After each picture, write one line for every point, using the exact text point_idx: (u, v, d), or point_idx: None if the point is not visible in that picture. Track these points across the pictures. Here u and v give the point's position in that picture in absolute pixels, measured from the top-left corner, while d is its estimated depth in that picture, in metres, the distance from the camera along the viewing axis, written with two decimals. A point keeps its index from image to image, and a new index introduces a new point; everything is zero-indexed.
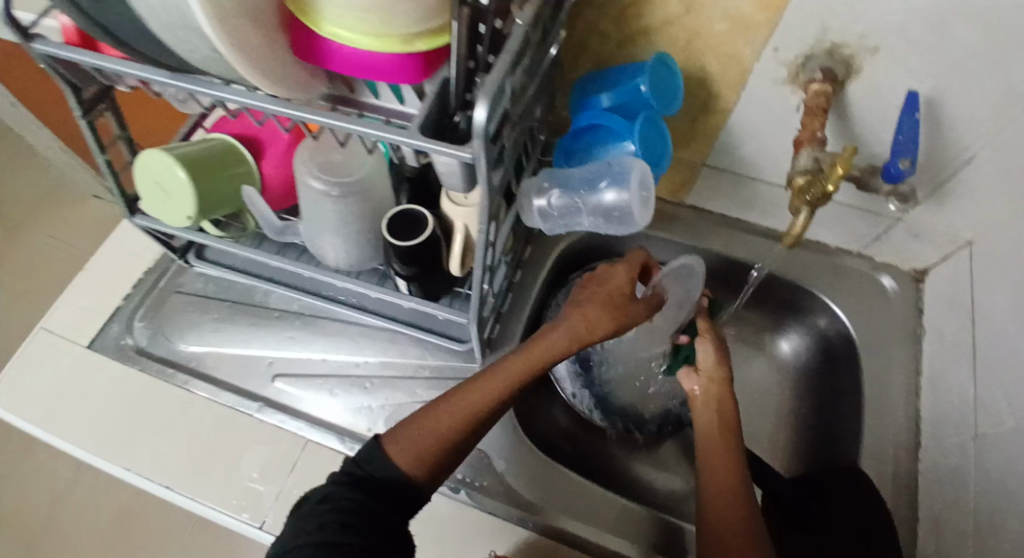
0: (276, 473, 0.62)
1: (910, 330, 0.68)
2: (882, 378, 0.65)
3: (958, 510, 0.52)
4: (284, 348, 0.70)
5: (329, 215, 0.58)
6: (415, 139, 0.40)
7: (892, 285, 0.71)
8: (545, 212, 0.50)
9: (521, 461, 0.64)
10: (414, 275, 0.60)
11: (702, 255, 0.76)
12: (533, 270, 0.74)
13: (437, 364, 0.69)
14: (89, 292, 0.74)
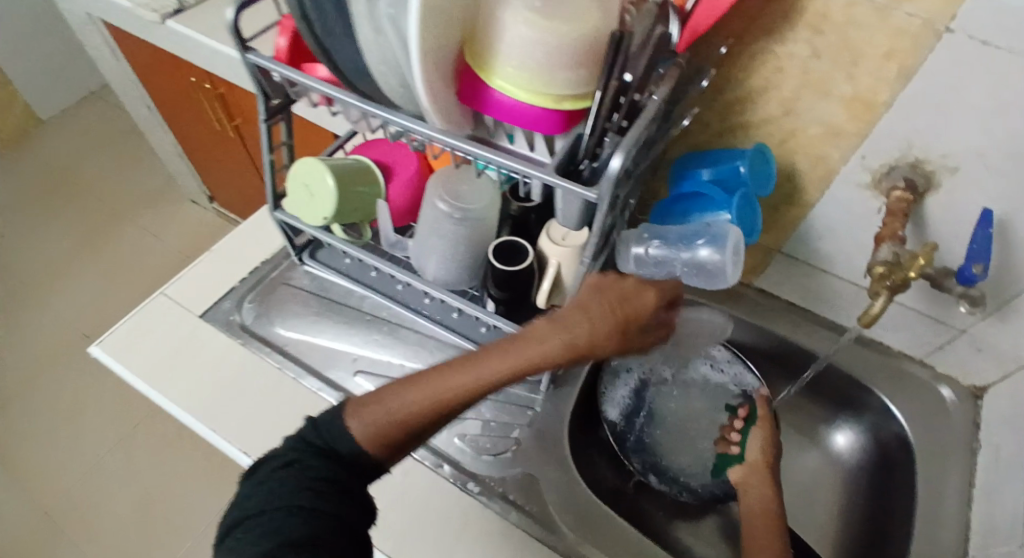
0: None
1: (965, 443, 0.70)
2: (937, 483, 0.67)
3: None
4: (368, 349, 0.77)
5: (446, 235, 0.66)
6: (551, 176, 0.48)
7: (951, 397, 0.74)
8: (640, 260, 0.57)
9: (569, 493, 0.68)
10: (506, 299, 0.67)
11: (766, 335, 0.82)
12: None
13: (503, 389, 0.75)
14: (212, 270, 0.84)
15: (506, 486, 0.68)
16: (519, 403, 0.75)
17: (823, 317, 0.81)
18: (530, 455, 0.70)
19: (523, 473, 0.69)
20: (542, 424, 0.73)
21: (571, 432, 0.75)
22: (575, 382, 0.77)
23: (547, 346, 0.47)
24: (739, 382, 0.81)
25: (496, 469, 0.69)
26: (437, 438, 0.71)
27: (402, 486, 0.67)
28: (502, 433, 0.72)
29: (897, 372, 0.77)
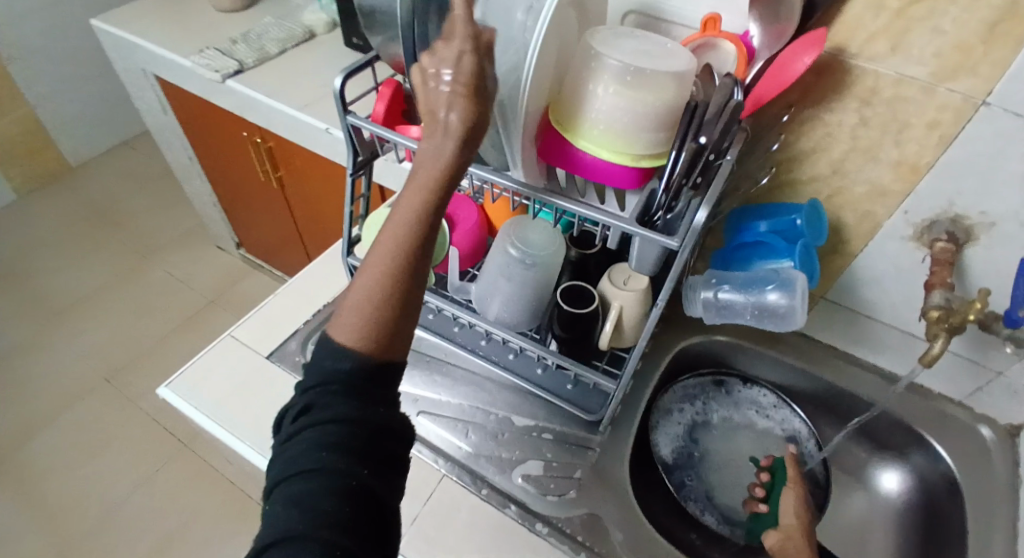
0: (414, 499, 0.71)
1: (1008, 482, 0.72)
2: (986, 523, 0.70)
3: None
4: (429, 390, 0.81)
5: (515, 278, 0.70)
6: (632, 225, 0.54)
7: (991, 436, 0.77)
8: (709, 303, 0.63)
9: (632, 532, 0.70)
10: (570, 340, 0.71)
11: (809, 379, 0.86)
12: (655, 365, 0.85)
13: (562, 429, 0.78)
14: (278, 311, 0.88)
15: (571, 526, 0.70)
16: (577, 443, 0.77)
17: (864, 361, 0.85)
18: (593, 494, 0.73)
19: (588, 513, 0.71)
20: (602, 465, 0.76)
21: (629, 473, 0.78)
22: (633, 422, 0.80)
23: (444, 139, 0.45)
24: (787, 427, 0.86)
25: (562, 508, 0.71)
26: (501, 477, 0.73)
27: (469, 524, 0.69)
28: (565, 474, 0.74)
29: (939, 415, 0.80)
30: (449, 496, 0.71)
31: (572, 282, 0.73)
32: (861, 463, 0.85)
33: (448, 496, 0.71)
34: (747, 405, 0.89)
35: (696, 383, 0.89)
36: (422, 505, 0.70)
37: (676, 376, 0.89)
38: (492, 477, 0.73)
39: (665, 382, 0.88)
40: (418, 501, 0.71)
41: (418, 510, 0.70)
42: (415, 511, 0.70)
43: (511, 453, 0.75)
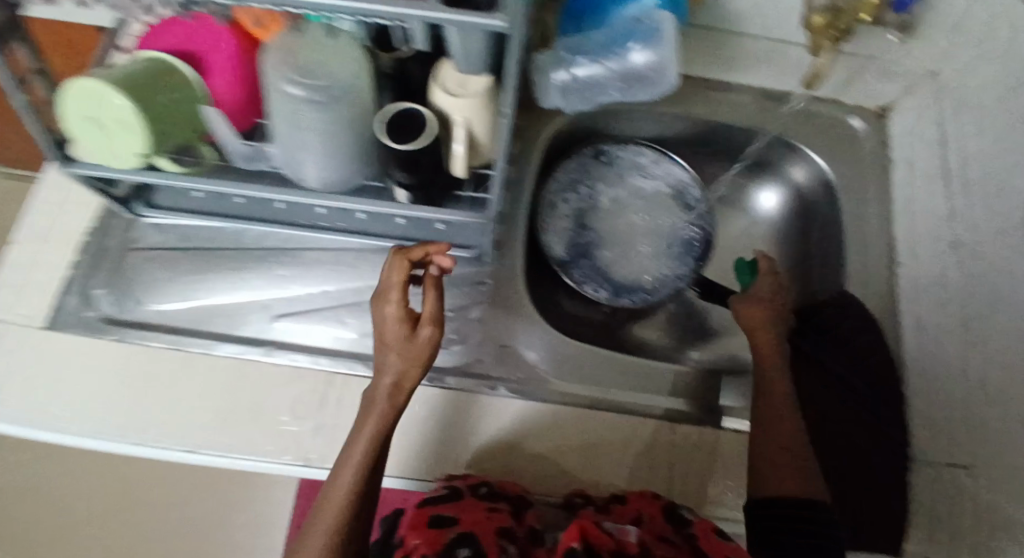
0: (309, 411, 0.61)
1: (878, 163, 0.75)
2: (860, 210, 0.73)
3: (945, 311, 0.62)
4: (277, 288, 0.66)
5: (316, 128, 0.49)
6: (435, 12, 0.34)
7: (861, 125, 0.77)
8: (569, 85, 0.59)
9: (550, 347, 0.67)
10: (418, 182, 0.56)
11: (685, 121, 0.77)
12: (524, 162, 0.73)
13: (444, 277, 0.69)
14: (28, 265, 0.64)
15: (486, 367, 0.66)
16: (467, 281, 0.69)
17: (737, 81, 0.77)
18: (497, 326, 0.68)
19: (498, 347, 0.67)
20: (496, 294, 0.69)
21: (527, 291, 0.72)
22: (519, 235, 0.72)
23: (383, 380, 0.54)
24: (671, 180, 0.81)
25: (471, 352, 0.66)
26: None
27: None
28: (461, 319, 0.68)
29: (810, 115, 0.77)
30: (348, 392, 0.62)
31: (395, 103, 0.53)
32: (741, 190, 0.86)
33: (344, 392, 0.62)
34: (629, 169, 0.82)
35: (568, 167, 0.80)
36: (320, 413, 0.61)
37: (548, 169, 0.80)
38: None
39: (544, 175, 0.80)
40: (314, 414, 0.61)
41: (319, 420, 0.61)
42: (315, 422, 0.61)
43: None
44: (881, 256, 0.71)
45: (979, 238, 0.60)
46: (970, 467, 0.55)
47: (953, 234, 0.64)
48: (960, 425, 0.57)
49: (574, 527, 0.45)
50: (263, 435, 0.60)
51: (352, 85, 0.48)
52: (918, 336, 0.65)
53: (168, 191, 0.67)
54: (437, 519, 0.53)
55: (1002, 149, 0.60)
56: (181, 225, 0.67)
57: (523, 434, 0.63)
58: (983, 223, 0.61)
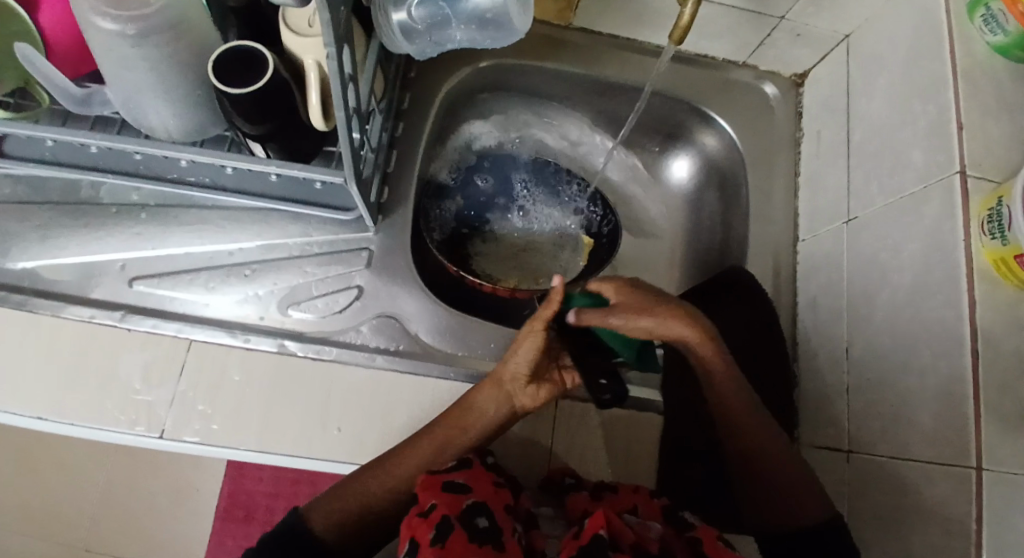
0: (165, 378, 0.56)
1: (789, 135, 0.72)
2: (767, 184, 0.70)
3: (831, 286, 0.61)
4: (135, 248, 0.62)
5: (138, 63, 0.43)
6: None
7: (774, 93, 0.74)
8: (408, 30, 0.47)
9: (435, 316, 0.64)
10: (270, 134, 0.49)
11: (594, 83, 0.74)
12: (416, 119, 0.69)
13: (323, 240, 0.65)
14: None
15: (362, 337, 0.62)
16: (348, 246, 0.66)
17: (651, 46, 0.74)
18: (381, 293, 0.64)
19: (378, 315, 0.63)
20: (381, 260, 0.65)
21: (418, 264, 0.70)
22: (406, 198, 0.67)
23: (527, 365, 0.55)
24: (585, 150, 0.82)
25: (349, 319, 0.62)
26: (266, 318, 0.61)
27: (243, 384, 0.57)
28: (341, 285, 0.64)
29: (724, 81, 0.74)
30: (209, 359, 0.57)
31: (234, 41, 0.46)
32: (653, 163, 0.82)
33: (202, 359, 0.57)
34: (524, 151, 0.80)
35: (458, 153, 0.79)
36: (178, 381, 0.56)
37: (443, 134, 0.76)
38: (256, 322, 0.61)
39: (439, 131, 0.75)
40: (170, 383, 0.56)
41: (175, 390, 0.56)
42: (172, 391, 0.56)
43: (268, 287, 0.63)
44: (783, 237, 0.69)
45: (867, 209, 0.58)
46: (849, 452, 0.54)
47: (846, 208, 0.61)
48: (841, 405, 0.56)
49: (600, 515, 0.47)
50: (110, 403, 0.54)
51: (173, 14, 0.42)
52: (810, 313, 0.64)
53: (13, 136, 0.59)
54: (450, 487, 0.51)
55: (889, 115, 0.57)
56: (30, 174, 0.61)
57: (394, 401, 0.59)
58: (866, 197, 0.58)
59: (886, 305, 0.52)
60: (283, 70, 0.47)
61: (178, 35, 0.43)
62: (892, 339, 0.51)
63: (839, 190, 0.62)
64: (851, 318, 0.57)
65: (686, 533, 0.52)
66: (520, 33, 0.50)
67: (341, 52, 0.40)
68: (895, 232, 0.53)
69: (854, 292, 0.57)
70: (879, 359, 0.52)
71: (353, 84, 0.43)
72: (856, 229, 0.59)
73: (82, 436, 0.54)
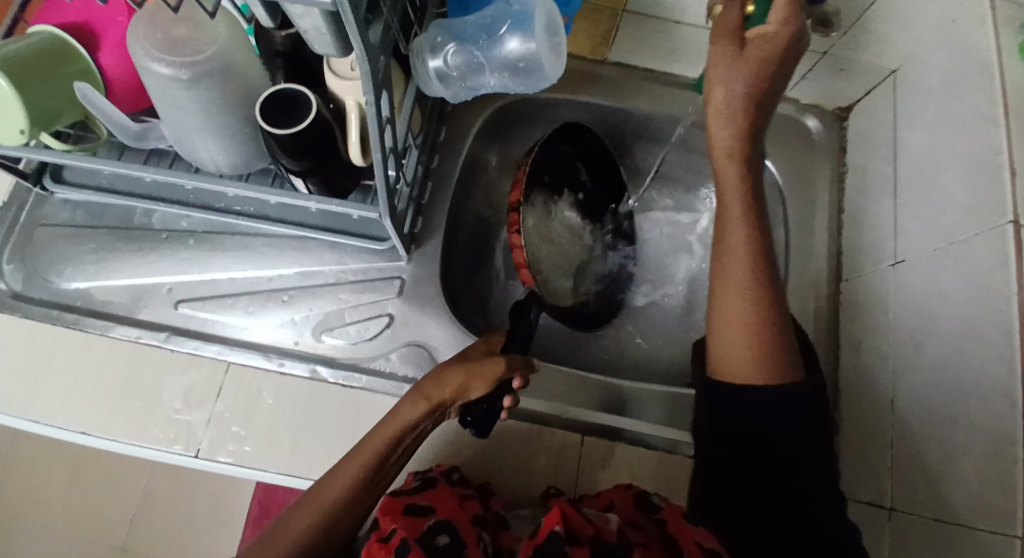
0: (203, 400, 0.57)
1: (833, 170, 0.72)
2: (808, 216, 0.71)
3: (878, 334, 0.60)
4: (182, 272, 0.63)
5: (190, 105, 0.49)
6: None
7: (817, 126, 0.74)
8: (444, 76, 0.50)
9: (463, 349, 0.63)
10: (308, 170, 0.54)
11: (628, 115, 0.78)
12: (450, 155, 0.71)
13: (358, 268, 0.65)
14: None
15: (392, 365, 0.61)
16: (382, 276, 0.65)
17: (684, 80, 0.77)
18: (411, 326, 0.63)
19: (409, 344, 0.62)
20: (413, 290, 0.64)
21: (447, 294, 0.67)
22: (440, 228, 0.68)
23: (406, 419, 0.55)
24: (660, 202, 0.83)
25: (379, 348, 0.62)
26: (301, 343, 0.61)
27: (277, 407, 0.58)
28: (373, 313, 0.63)
29: None
30: (244, 381, 0.58)
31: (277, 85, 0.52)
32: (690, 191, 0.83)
33: (239, 381, 0.58)
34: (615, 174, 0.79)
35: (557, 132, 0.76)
36: (214, 403, 0.57)
37: (476, 179, 0.77)
38: (288, 346, 0.61)
39: (477, 162, 0.77)
40: (208, 405, 0.57)
41: (211, 412, 0.57)
42: (208, 414, 0.57)
43: (304, 312, 0.62)
44: (823, 273, 0.69)
45: (914, 253, 0.56)
46: (891, 510, 0.53)
47: (893, 251, 0.60)
48: (886, 459, 0.55)
49: (556, 513, 0.49)
50: (152, 423, 0.56)
51: (222, 56, 0.48)
52: (852, 358, 0.63)
53: (78, 167, 0.63)
54: (413, 509, 0.55)
55: (929, 175, 0.56)
56: (90, 201, 0.64)
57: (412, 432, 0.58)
58: (913, 237, 0.57)
59: (934, 352, 0.51)
60: (324, 109, 0.52)
61: (229, 79, 0.49)
62: (941, 392, 0.50)
63: (883, 233, 0.62)
64: (896, 365, 0.56)
65: (654, 515, 0.53)
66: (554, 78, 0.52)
67: (380, 93, 0.44)
68: (936, 281, 0.53)
69: (897, 340, 0.57)
70: (932, 418, 0.50)
71: (390, 124, 0.48)
72: (899, 276, 0.58)
73: (122, 453, 0.56)
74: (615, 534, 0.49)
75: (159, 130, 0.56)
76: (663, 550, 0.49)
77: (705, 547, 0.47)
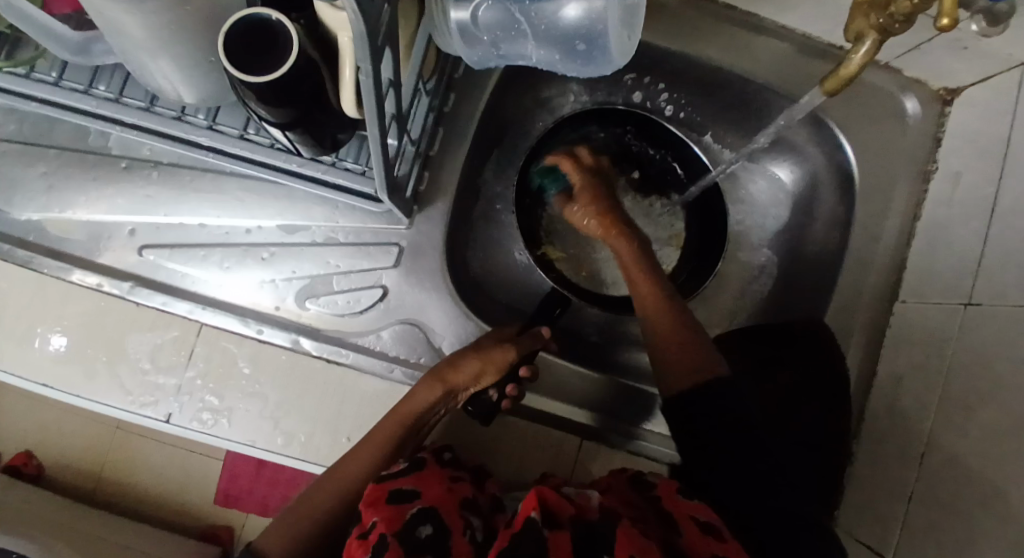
0: (172, 364, 0.54)
1: (918, 168, 0.60)
2: (877, 220, 0.60)
3: (925, 375, 0.53)
4: (145, 212, 0.55)
5: (131, 30, 0.38)
6: None
7: (915, 109, 0.60)
8: (469, 33, 0.39)
9: (461, 333, 0.58)
10: (293, 120, 0.43)
11: (692, 62, 0.61)
12: (468, 96, 0.58)
13: (349, 228, 0.56)
14: None
15: (382, 344, 0.56)
16: (376, 239, 0.57)
17: (773, 23, 0.57)
18: (405, 302, 0.57)
19: (402, 322, 0.57)
20: (411, 260, 0.57)
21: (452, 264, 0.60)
22: (447, 187, 0.58)
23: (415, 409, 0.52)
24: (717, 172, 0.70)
25: (370, 323, 0.56)
26: (282, 309, 0.56)
27: (253, 379, 0.54)
28: (365, 283, 0.56)
29: (852, 84, 0.60)
30: (217, 347, 0.54)
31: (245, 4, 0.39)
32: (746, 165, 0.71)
33: (213, 347, 0.54)
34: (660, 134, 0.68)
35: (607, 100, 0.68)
36: (185, 369, 0.54)
37: (495, 124, 0.65)
38: (268, 311, 0.55)
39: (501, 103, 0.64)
40: (178, 371, 0.54)
41: (183, 377, 0.54)
42: (179, 380, 0.54)
43: (286, 274, 0.56)
44: (877, 290, 0.60)
45: (996, 302, 0.48)
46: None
47: (970, 289, 0.51)
48: (896, 510, 0.52)
49: (533, 494, 0.42)
50: (123, 383, 0.53)
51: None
52: (887, 392, 0.57)
53: None
54: (396, 495, 0.47)
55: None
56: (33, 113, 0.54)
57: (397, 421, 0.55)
58: (1001, 284, 0.48)
59: (988, 427, 0.45)
60: (310, 48, 0.39)
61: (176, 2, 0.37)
62: (982, 468, 0.45)
63: (965, 265, 0.53)
64: (937, 422, 0.50)
65: (652, 494, 0.49)
66: (615, 66, 0.44)
67: (385, 53, 0.33)
68: (1015, 351, 0.45)
69: (947, 395, 0.50)
70: (965, 496, 0.46)
71: (397, 87, 0.37)
72: (971, 326, 0.50)
73: (89, 408, 0.54)
74: (596, 511, 0.44)
75: (105, 43, 0.46)
76: (658, 523, 0.46)
77: (700, 522, 0.44)
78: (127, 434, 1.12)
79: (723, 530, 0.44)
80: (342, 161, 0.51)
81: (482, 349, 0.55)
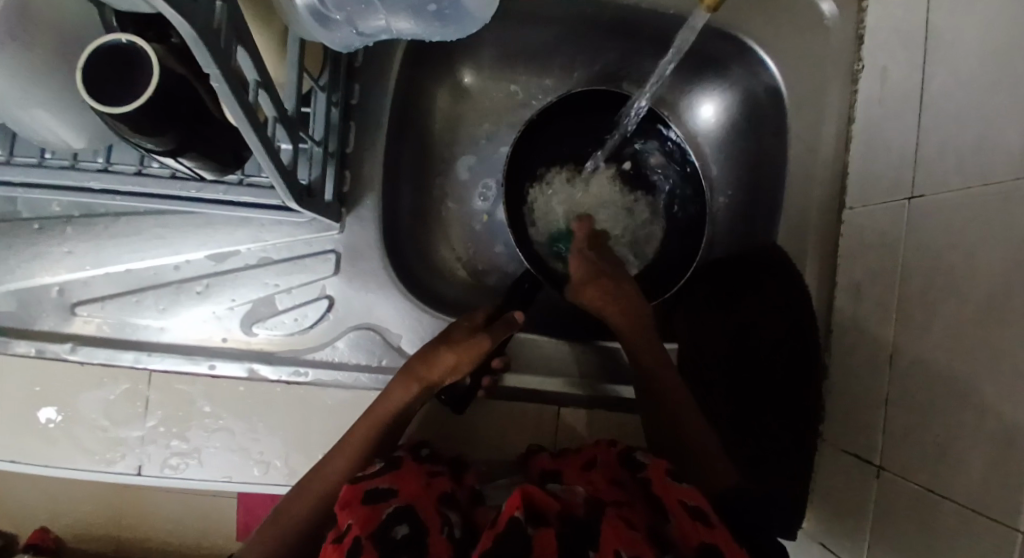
0: (130, 416, 0.53)
1: (845, 69, 0.58)
2: (812, 130, 0.59)
3: (882, 276, 0.53)
4: (68, 268, 0.53)
5: None
6: None
7: (832, 10, 0.58)
8: (322, 19, 0.37)
9: (417, 327, 0.56)
10: (182, 146, 0.40)
11: (601, 7, 0.58)
12: (376, 86, 0.56)
13: (280, 245, 0.55)
14: None
15: (340, 355, 0.55)
16: (310, 250, 0.55)
17: None
18: (353, 308, 0.55)
19: (355, 328, 0.55)
20: (352, 264, 0.56)
21: (397, 260, 0.59)
22: (372, 184, 0.56)
23: (391, 407, 0.51)
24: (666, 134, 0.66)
25: (322, 335, 0.55)
26: (231, 339, 0.54)
27: (215, 415, 0.53)
28: (309, 296, 0.55)
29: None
30: (172, 390, 0.53)
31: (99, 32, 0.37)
32: (672, 101, 0.69)
33: (167, 392, 0.53)
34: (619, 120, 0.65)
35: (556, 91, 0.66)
36: (145, 418, 0.53)
37: (414, 108, 0.62)
38: (215, 344, 0.54)
39: (415, 86, 0.62)
40: (136, 422, 0.53)
41: (144, 427, 0.53)
42: (140, 431, 0.53)
43: (226, 303, 0.54)
44: (823, 201, 0.59)
45: (938, 189, 0.47)
46: (880, 468, 0.51)
47: (911, 182, 0.50)
48: (876, 416, 0.52)
49: (517, 494, 0.41)
50: (83, 444, 0.52)
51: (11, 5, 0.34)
52: (852, 302, 0.57)
53: None
54: (373, 495, 0.45)
55: (966, 91, 0.44)
56: None
57: None
58: (939, 170, 0.47)
59: (947, 317, 0.44)
60: (177, 66, 0.37)
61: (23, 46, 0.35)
62: (948, 357, 0.44)
63: (902, 157, 0.51)
64: (901, 320, 0.50)
65: (639, 473, 0.49)
66: (474, 24, 0.45)
67: (240, 56, 0.31)
68: (961, 236, 0.44)
69: (906, 293, 0.49)
70: (935, 387, 0.45)
71: (269, 90, 0.35)
72: (917, 220, 0.49)
73: (55, 476, 0.53)
74: (584, 507, 0.43)
75: None
76: (645, 507, 0.46)
77: (689, 507, 0.43)
78: (136, 490, 1.11)
79: (711, 515, 0.43)
80: (252, 178, 0.49)
81: (457, 340, 0.53)
